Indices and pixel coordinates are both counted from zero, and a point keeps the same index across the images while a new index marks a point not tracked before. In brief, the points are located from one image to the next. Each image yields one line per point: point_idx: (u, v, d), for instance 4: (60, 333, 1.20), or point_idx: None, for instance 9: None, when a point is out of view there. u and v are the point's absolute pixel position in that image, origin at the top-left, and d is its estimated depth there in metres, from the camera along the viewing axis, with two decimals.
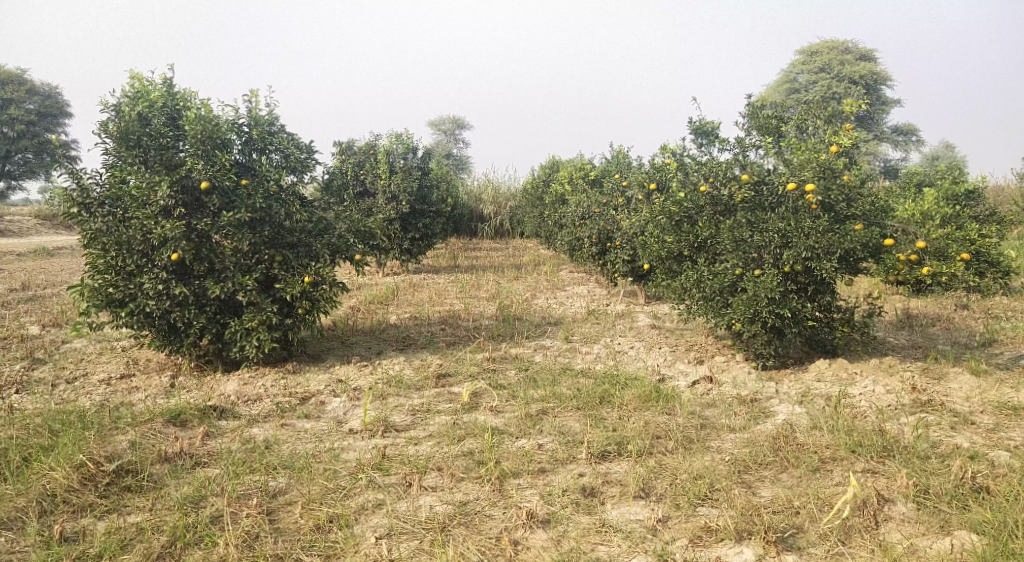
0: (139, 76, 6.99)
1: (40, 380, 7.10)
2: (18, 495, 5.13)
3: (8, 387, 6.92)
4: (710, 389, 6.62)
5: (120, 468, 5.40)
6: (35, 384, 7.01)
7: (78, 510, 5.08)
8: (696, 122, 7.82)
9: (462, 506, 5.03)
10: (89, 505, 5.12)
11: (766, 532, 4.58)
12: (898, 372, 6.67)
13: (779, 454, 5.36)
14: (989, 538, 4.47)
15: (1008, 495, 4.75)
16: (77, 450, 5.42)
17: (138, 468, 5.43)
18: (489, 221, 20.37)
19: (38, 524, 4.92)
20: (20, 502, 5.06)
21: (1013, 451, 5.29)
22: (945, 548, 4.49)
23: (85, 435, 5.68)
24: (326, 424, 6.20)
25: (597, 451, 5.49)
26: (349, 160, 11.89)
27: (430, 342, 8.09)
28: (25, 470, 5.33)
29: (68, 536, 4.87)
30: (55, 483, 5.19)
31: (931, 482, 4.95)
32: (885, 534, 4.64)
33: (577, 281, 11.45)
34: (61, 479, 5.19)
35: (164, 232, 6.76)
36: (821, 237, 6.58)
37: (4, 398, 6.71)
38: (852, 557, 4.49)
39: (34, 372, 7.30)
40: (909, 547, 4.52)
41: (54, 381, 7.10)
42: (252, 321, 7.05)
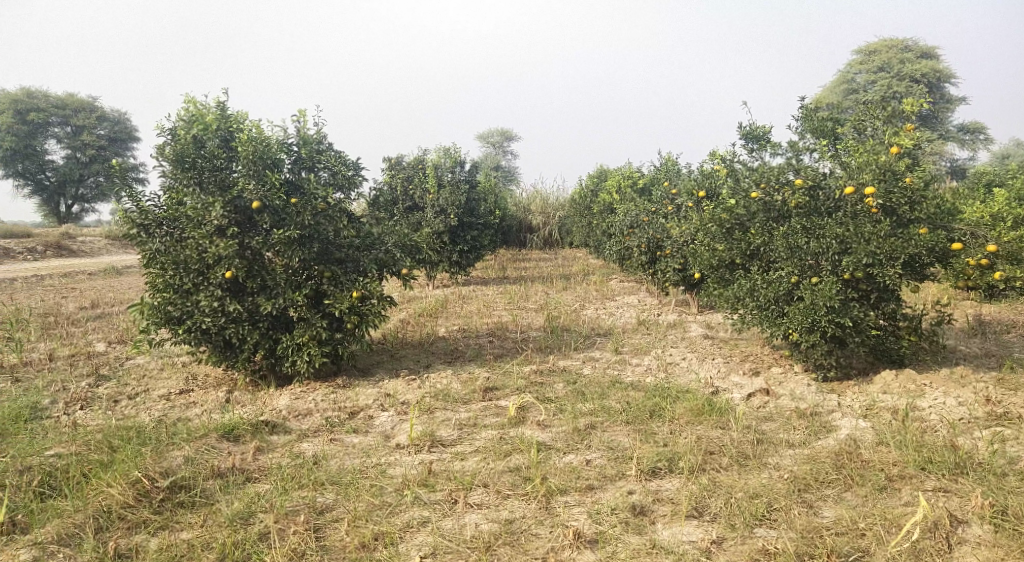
0: (193, 100, 6.97)
1: (102, 396, 7.15)
2: (76, 511, 5.08)
3: (73, 403, 6.97)
4: (768, 402, 6.33)
5: (174, 484, 5.34)
6: (97, 400, 7.06)
7: (134, 526, 5.01)
8: (746, 127, 7.57)
9: (508, 524, 4.85)
10: (144, 521, 5.05)
11: (829, 556, 4.30)
12: (971, 383, 6.26)
13: (843, 472, 5.05)
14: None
15: None
16: (134, 466, 5.37)
17: (191, 484, 5.38)
18: (538, 232, 20.26)
19: (94, 540, 4.87)
20: (77, 519, 5.02)
21: None
22: None
23: (141, 451, 5.64)
24: (373, 439, 6.08)
25: (647, 468, 5.26)
26: (398, 175, 11.92)
27: (477, 355, 7.94)
28: (83, 485, 5.28)
29: (122, 553, 4.81)
30: (111, 499, 5.12)
31: (1011, 501, 4.60)
32: (959, 558, 4.31)
33: (629, 292, 11.18)
34: (117, 495, 5.12)
35: (218, 251, 6.73)
36: (883, 242, 6.26)
37: (68, 414, 6.75)
38: None
39: (98, 388, 7.37)
40: None
41: (116, 397, 7.14)
42: (303, 336, 6.98)
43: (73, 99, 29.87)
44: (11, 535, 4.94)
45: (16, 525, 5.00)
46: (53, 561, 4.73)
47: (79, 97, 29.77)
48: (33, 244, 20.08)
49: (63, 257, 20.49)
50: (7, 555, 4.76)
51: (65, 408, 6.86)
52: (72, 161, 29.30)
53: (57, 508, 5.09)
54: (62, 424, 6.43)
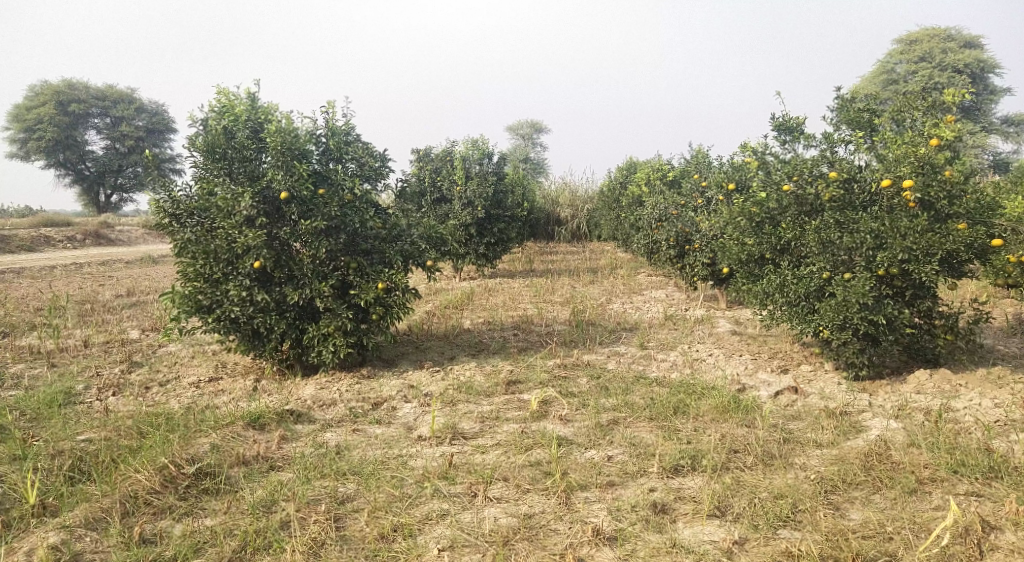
0: (224, 91, 6.94)
1: (134, 383, 7.18)
2: (103, 495, 5.05)
3: (106, 389, 7.00)
4: (796, 400, 6.19)
5: (200, 471, 5.32)
6: (129, 386, 7.09)
7: (159, 512, 4.99)
8: (778, 119, 7.39)
9: (527, 519, 4.77)
10: (169, 507, 5.03)
11: None
12: (1009, 384, 6.03)
13: (872, 473, 4.90)
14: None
15: None
16: (161, 453, 5.37)
17: (216, 471, 5.35)
18: (566, 224, 20.15)
19: (120, 524, 4.85)
20: (104, 503, 4.98)
21: None
22: None
23: (169, 438, 5.63)
24: (396, 430, 6.02)
25: (669, 465, 5.16)
26: (426, 167, 11.88)
27: (501, 348, 7.86)
28: (111, 471, 5.26)
29: (147, 539, 4.78)
30: (138, 485, 5.10)
31: None
32: None
33: (656, 285, 11.04)
34: (144, 481, 5.10)
35: (247, 241, 6.68)
36: (919, 237, 6.09)
37: (101, 399, 6.77)
38: None
39: (130, 375, 7.41)
40: None
41: (148, 384, 7.17)
42: (328, 327, 6.92)
43: (113, 90, 30.26)
44: (41, 518, 4.90)
45: (46, 508, 4.97)
46: (80, 545, 4.71)
47: (119, 88, 30.16)
48: (73, 233, 20.39)
49: (101, 245, 20.80)
50: (36, 537, 4.72)
51: (98, 393, 6.89)
52: (112, 152, 29.79)
53: (86, 493, 5.07)
54: (94, 410, 6.46)
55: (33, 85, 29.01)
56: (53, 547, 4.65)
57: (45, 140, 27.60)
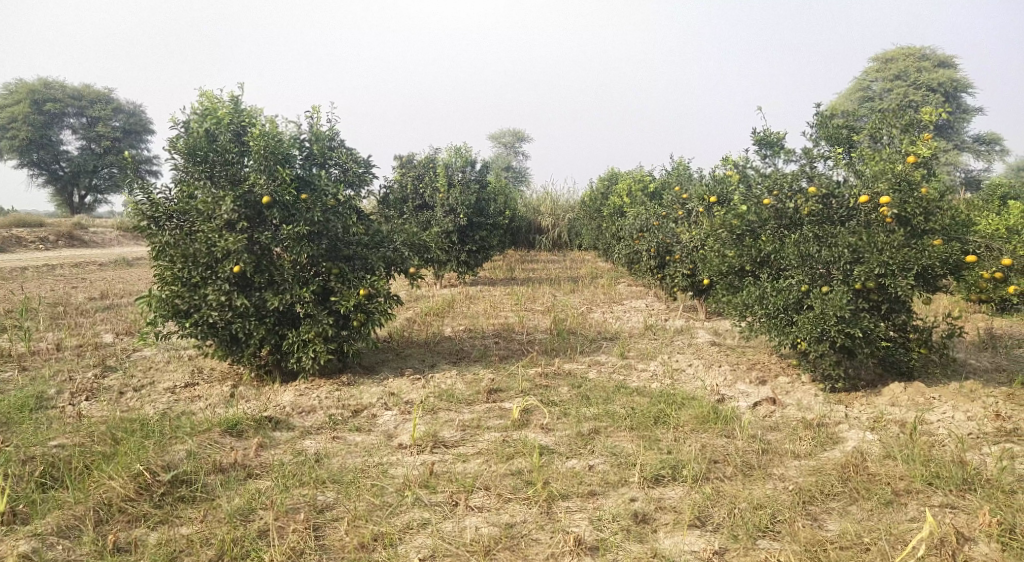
0: (207, 94, 6.91)
1: (108, 388, 7.11)
2: (77, 503, 5.00)
3: (79, 394, 6.93)
4: (774, 411, 6.25)
5: (176, 478, 5.26)
6: (104, 391, 7.02)
7: (134, 520, 4.94)
8: (759, 133, 7.53)
9: (508, 529, 4.70)
10: (144, 515, 4.97)
11: None
12: (980, 398, 6.03)
13: (848, 485, 4.86)
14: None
15: None
16: (136, 459, 5.31)
17: (193, 479, 5.28)
18: (547, 233, 20.21)
19: (94, 533, 4.80)
20: (78, 510, 4.94)
21: None
22: None
23: (144, 445, 5.57)
24: (376, 438, 5.90)
25: (650, 475, 5.15)
26: (409, 174, 11.86)
27: (482, 356, 7.84)
28: (85, 478, 5.20)
29: (121, 546, 4.73)
30: (112, 492, 5.04)
31: (1019, 520, 4.38)
32: None
33: (636, 296, 11.08)
34: (118, 488, 5.05)
35: (227, 245, 6.61)
36: (896, 252, 6.21)
37: (75, 404, 6.71)
38: None
39: (105, 380, 7.33)
40: None
41: (123, 389, 7.10)
42: (309, 333, 6.81)
43: (89, 90, 29.97)
44: (12, 525, 4.84)
45: (17, 515, 4.92)
46: (52, 553, 4.66)
47: (96, 89, 29.87)
48: (46, 233, 20.12)
49: (74, 247, 20.56)
50: (7, 546, 4.66)
51: (71, 398, 6.82)
52: (87, 152, 29.43)
53: (59, 499, 5.02)
54: (67, 415, 6.39)
55: (9, 84, 28.72)
56: (25, 555, 4.60)
57: (18, 139, 27.27)
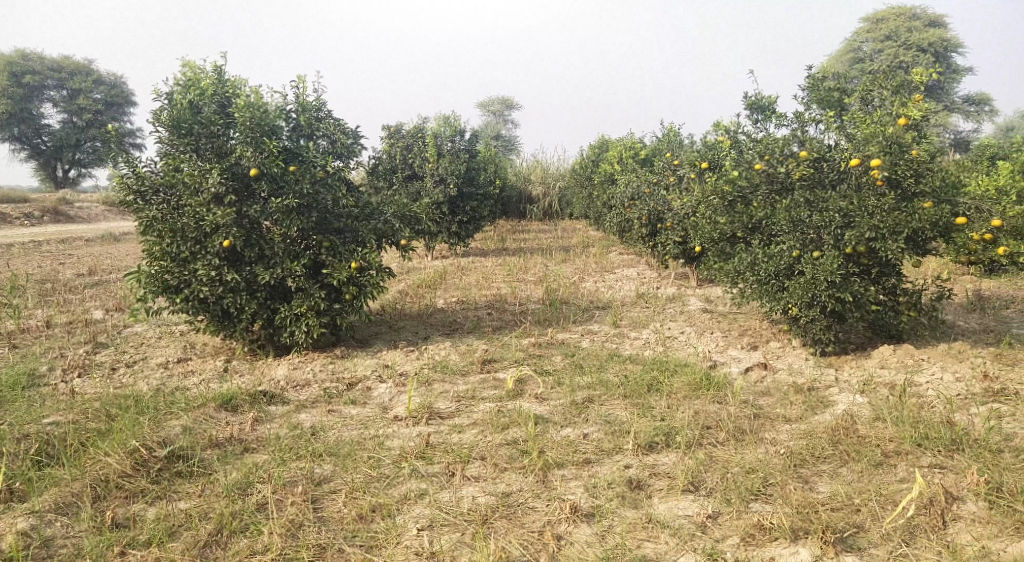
0: (189, 64, 6.77)
1: (101, 364, 7.11)
2: (73, 480, 5.02)
3: (72, 371, 6.93)
4: (766, 376, 6.32)
5: (172, 454, 5.27)
6: (96, 368, 7.03)
7: (131, 496, 4.96)
8: (751, 97, 7.55)
9: (505, 497, 4.75)
10: (141, 491, 4.99)
11: (824, 532, 4.21)
12: (968, 358, 6.10)
13: (839, 448, 4.92)
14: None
15: None
16: (132, 435, 5.31)
17: (189, 454, 5.30)
18: (538, 202, 20.17)
19: (92, 509, 4.82)
20: (74, 487, 4.96)
21: None
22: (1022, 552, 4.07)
23: (139, 421, 5.56)
24: (371, 411, 5.93)
25: (644, 442, 5.21)
26: (398, 144, 11.70)
27: (476, 327, 7.85)
28: (80, 455, 5.21)
29: (119, 522, 4.76)
30: (108, 469, 5.06)
31: (1006, 478, 4.46)
32: (953, 535, 4.21)
33: (628, 264, 11.11)
34: (114, 465, 5.06)
35: (216, 219, 6.50)
36: (886, 216, 6.24)
37: (67, 382, 6.71)
38: (917, 559, 4.09)
39: (97, 357, 7.32)
40: (981, 550, 4.10)
41: (115, 365, 7.10)
42: (300, 307, 6.78)
43: (71, 62, 29.54)
44: (9, 504, 4.86)
45: (14, 493, 4.93)
46: (51, 530, 4.68)
47: (77, 61, 29.45)
48: (31, 209, 19.95)
49: (60, 223, 20.42)
50: (5, 524, 4.69)
51: (64, 375, 6.83)
52: (70, 125, 29.11)
53: (55, 477, 5.03)
54: (60, 393, 6.39)
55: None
56: (23, 532, 4.63)
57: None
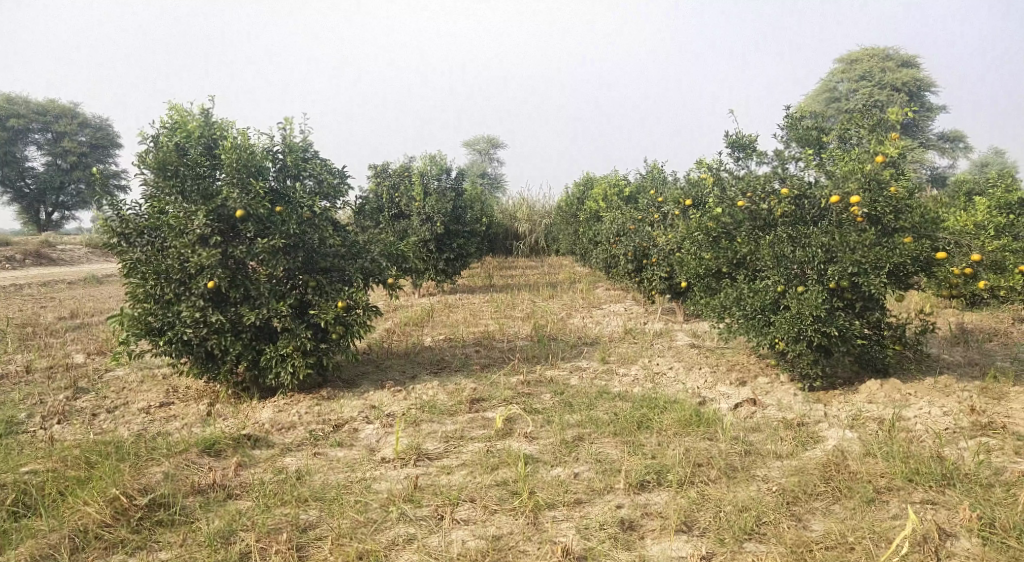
0: (176, 106, 6.72)
1: (81, 410, 7.00)
2: (51, 530, 4.91)
3: (52, 417, 6.82)
4: (755, 412, 6.30)
5: (153, 502, 5.14)
6: (77, 414, 6.92)
7: (111, 546, 4.84)
8: (732, 136, 7.75)
9: (496, 541, 4.68)
10: (121, 541, 4.87)
11: None
12: (955, 392, 6.12)
13: (831, 483, 4.89)
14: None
15: None
16: (112, 483, 5.19)
17: (170, 502, 5.16)
18: (524, 239, 20.24)
19: None
20: (52, 539, 4.84)
21: None
22: None
23: (120, 467, 5.43)
24: (359, 453, 5.85)
25: (635, 481, 5.17)
26: (384, 183, 11.81)
27: (463, 365, 7.80)
28: (60, 505, 5.09)
29: None
30: (87, 519, 4.94)
31: (998, 514, 4.45)
32: None
33: (615, 300, 11.12)
34: (94, 514, 4.94)
35: (201, 260, 6.43)
36: (868, 250, 6.29)
37: (47, 428, 6.60)
38: None
39: (77, 402, 7.20)
40: None
41: (96, 411, 6.99)
42: (287, 347, 6.66)
43: (55, 106, 29.56)
44: None
45: None
46: None
47: (62, 104, 29.48)
48: (13, 252, 19.78)
49: (43, 265, 20.25)
50: None
51: (43, 422, 6.72)
52: (54, 168, 29.03)
53: (32, 528, 4.90)
54: (40, 440, 6.27)
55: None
56: None
57: None
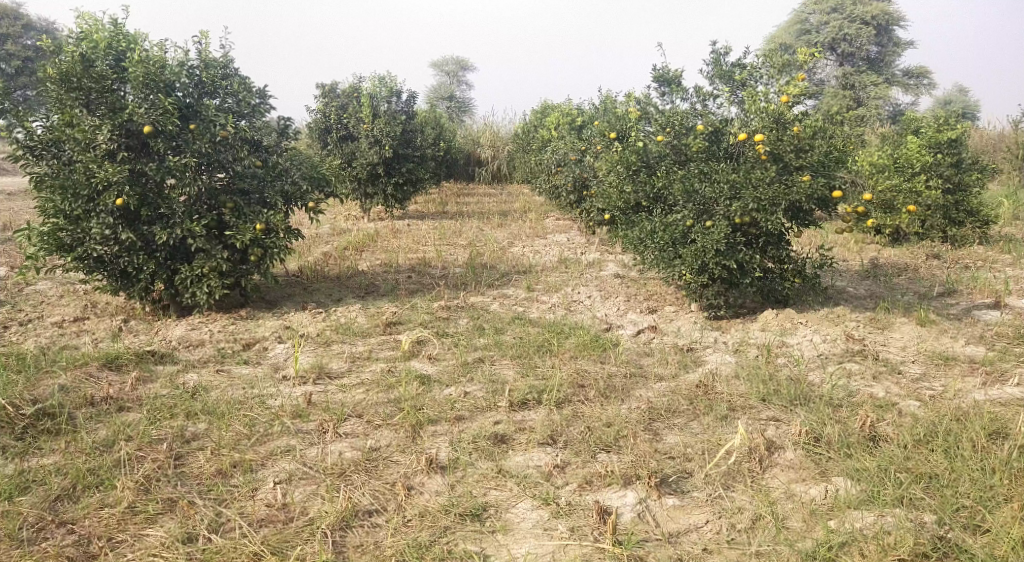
0: (86, 15, 6.77)
1: None
2: None
3: None
4: (654, 339, 6.58)
5: (41, 412, 5.31)
6: None
7: None
8: (660, 70, 7.77)
9: (370, 452, 5.00)
10: (4, 447, 5.02)
11: (649, 476, 4.51)
12: (844, 322, 6.41)
13: (692, 404, 5.23)
14: (866, 486, 4.34)
15: (905, 444, 4.61)
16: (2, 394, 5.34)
17: (58, 412, 5.35)
18: (486, 165, 20.29)
19: None
20: None
21: (924, 402, 5.11)
22: (819, 495, 4.38)
23: (12, 380, 5.63)
24: (262, 370, 6.16)
25: (518, 400, 5.46)
26: (332, 103, 11.97)
27: (390, 290, 8.06)
28: None
29: None
30: None
31: (828, 430, 4.79)
32: (767, 480, 4.54)
33: (561, 230, 11.38)
34: None
35: (107, 175, 6.58)
36: (766, 188, 6.53)
37: None
38: (732, 500, 4.40)
39: None
40: (787, 492, 4.43)
41: (7, 324, 7.08)
42: (202, 268, 6.95)
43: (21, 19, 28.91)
44: None
45: None
46: None
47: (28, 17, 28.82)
48: None
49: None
50: None
51: None
52: None
53: None
54: None
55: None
56: None
57: None
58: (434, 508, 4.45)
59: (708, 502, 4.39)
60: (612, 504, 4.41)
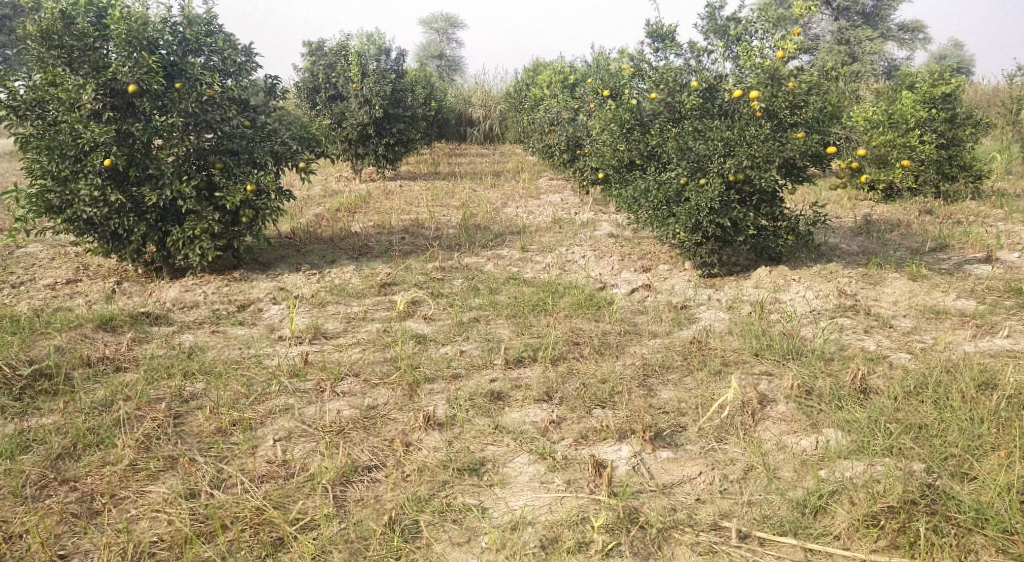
0: None
1: None
2: None
3: None
4: (648, 296, 6.62)
5: (37, 373, 5.34)
6: None
7: None
8: (652, 26, 7.70)
9: (368, 410, 5.05)
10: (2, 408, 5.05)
11: (644, 431, 4.57)
12: (836, 278, 6.45)
13: (686, 359, 5.31)
14: (856, 436, 4.42)
15: (894, 396, 4.69)
16: None
17: (54, 372, 5.38)
18: (478, 125, 20.20)
19: None
20: None
21: (914, 354, 5.18)
22: (811, 446, 4.45)
23: (7, 342, 5.65)
24: (258, 331, 6.20)
25: (513, 358, 5.51)
26: (320, 62, 11.81)
27: (385, 252, 8.08)
28: None
29: None
30: None
31: (820, 383, 4.88)
32: (760, 432, 4.60)
33: (555, 190, 11.36)
34: None
35: (93, 135, 6.53)
36: (762, 145, 6.49)
37: None
38: (725, 453, 4.47)
39: None
40: (779, 443, 4.50)
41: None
42: (194, 230, 6.96)
43: None
44: None
45: None
46: None
47: None
48: None
49: None
50: None
51: None
52: None
53: None
54: None
55: None
56: None
57: None
58: (432, 462, 4.52)
59: (702, 456, 4.46)
60: (608, 457, 4.48)
